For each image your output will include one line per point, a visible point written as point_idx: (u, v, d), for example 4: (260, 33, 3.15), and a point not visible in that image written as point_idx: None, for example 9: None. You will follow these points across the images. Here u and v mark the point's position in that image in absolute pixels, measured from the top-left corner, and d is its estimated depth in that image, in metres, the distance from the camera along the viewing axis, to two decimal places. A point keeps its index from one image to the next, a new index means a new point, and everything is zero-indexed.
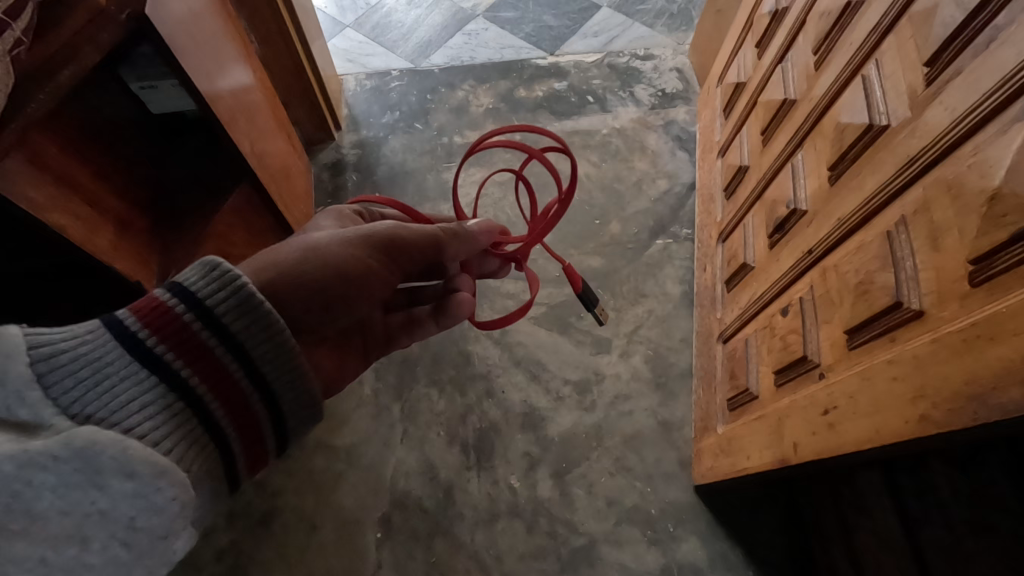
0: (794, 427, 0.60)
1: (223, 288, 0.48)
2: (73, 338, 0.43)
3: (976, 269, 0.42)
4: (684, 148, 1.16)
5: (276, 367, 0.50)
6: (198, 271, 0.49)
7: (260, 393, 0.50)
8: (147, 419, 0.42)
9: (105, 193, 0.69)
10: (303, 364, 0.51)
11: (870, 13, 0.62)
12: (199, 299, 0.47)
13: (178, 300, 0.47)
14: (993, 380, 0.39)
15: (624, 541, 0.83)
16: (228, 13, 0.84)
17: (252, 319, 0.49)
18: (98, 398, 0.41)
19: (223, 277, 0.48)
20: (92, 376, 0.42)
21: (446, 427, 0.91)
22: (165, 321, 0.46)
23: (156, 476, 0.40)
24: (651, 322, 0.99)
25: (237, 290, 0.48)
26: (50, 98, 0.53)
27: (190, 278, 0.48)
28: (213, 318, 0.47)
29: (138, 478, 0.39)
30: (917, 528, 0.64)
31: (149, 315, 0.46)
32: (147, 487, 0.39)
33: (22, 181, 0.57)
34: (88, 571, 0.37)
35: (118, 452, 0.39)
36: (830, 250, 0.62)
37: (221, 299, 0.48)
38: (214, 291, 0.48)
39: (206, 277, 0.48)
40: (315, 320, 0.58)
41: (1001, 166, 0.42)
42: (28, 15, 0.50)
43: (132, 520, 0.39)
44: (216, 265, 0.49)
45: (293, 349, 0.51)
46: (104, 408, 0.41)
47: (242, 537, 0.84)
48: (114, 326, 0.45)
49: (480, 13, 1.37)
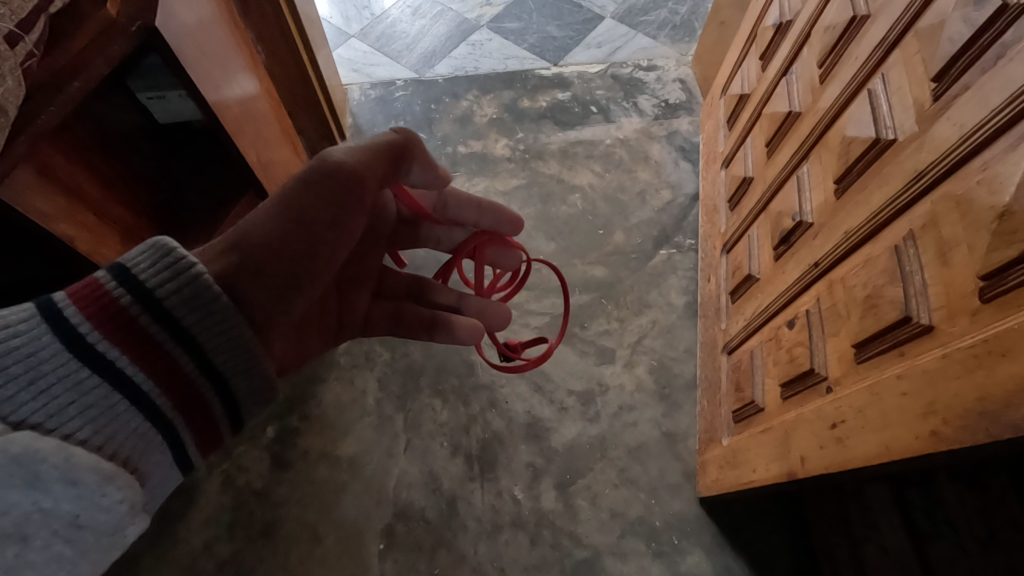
0: (802, 440, 0.59)
1: (173, 276, 0.44)
2: (3, 328, 0.37)
3: (986, 284, 0.42)
4: (688, 158, 1.17)
5: (229, 356, 0.47)
6: (145, 252, 0.44)
7: (208, 380, 0.46)
8: (88, 423, 0.39)
9: (112, 202, 0.69)
10: (257, 349, 0.48)
11: (876, 28, 0.62)
12: (145, 288, 0.43)
13: (120, 286, 0.42)
14: (1006, 398, 0.38)
15: (628, 553, 0.83)
16: (234, 23, 0.85)
17: (205, 309, 0.45)
18: (33, 399, 0.37)
19: (173, 265, 0.44)
20: (27, 373, 0.37)
21: (449, 438, 0.91)
22: (104, 310, 0.41)
23: (102, 482, 0.38)
24: (655, 332, 0.99)
25: (187, 279, 0.44)
26: (60, 109, 0.53)
27: (139, 261, 0.44)
28: (161, 308, 0.43)
29: (83, 485, 0.37)
30: (926, 544, 0.63)
31: (90, 302, 0.41)
32: (92, 492, 0.37)
33: (29, 190, 0.57)
34: (29, 570, 0.35)
35: (62, 460, 0.36)
36: (837, 264, 0.62)
37: (169, 289, 0.44)
38: (161, 279, 0.44)
39: (156, 263, 0.44)
40: (267, 301, 0.50)
41: (1011, 183, 0.42)
42: (40, 29, 0.51)
43: (76, 518, 0.37)
44: (168, 249, 0.44)
45: (248, 337, 0.47)
46: (41, 411, 0.37)
47: (242, 548, 0.84)
48: (50, 313, 0.39)
49: (484, 23, 1.37)
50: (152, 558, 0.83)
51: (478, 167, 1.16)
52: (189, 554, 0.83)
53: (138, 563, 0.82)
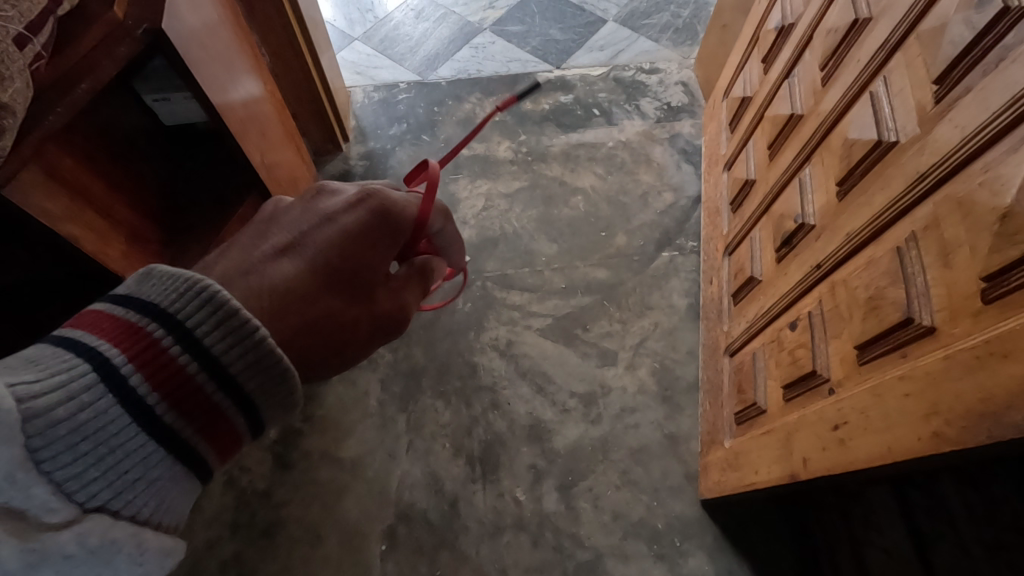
0: (805, 442, 0.60)
1: (233, 335, 0.37)
2: (67, 400, 0.31)
3: (988, 286, 0.42)
4: (690, 161, 1.17)
5: (277, 407, 0.39)
6: (196, 302, 0.36)
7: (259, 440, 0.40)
8: (153, 496, 0.34)
9: (119, 204, 0.70)
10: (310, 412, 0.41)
11: (876, 32, 0.63)
12: (195, 339, 0.36)
13: (165, 335, 0.35)
14: (1008, 398, 0.39)
15: (630, 555, 0.83)
16: (240, 26, 0.85)
17: (260, 364, 0.37)
18: (100, 476, 0.32)
19: (223, 314, 0.37)
20: (89, 444, 0.32)
21: (452, 439, 0.91)
22: (150, 360, 0.34)
23: (163, 558, 0.35)
24: (657, 334, 0.99)
25: (241, 331, 0.37)
26: (67, 111, 0.53)
27: (193, 314, 0.36)
28: (218, 370, 0.36)
29: (148, 563, 0.34)
30: (929, 547, 0.63)
31: (136, 351, 0.34)
32: (154, 569, 0.34)
33: (37, 191, 0.57)
34: None
35: (134, 546, 0.33)
36: (839, 265, 0.62)
37: (230, 350, 0.36)
38: (210, 329, 0.36)
39: (210, 317, 0.36)
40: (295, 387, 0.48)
41: (1013, 184, 0.42)
42: (48, 31, 0.52)
43: None
44: (224, 304, 0.37)
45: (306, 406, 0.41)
46: (108, 490, 0.33)
47: (245, 549, 0.84)
48: (98, 363, 0.33)
49: (487, 27, 1.38)
50: None
51: (481, 169, 1.16)
52: (192, 555, 0.83)
53: None
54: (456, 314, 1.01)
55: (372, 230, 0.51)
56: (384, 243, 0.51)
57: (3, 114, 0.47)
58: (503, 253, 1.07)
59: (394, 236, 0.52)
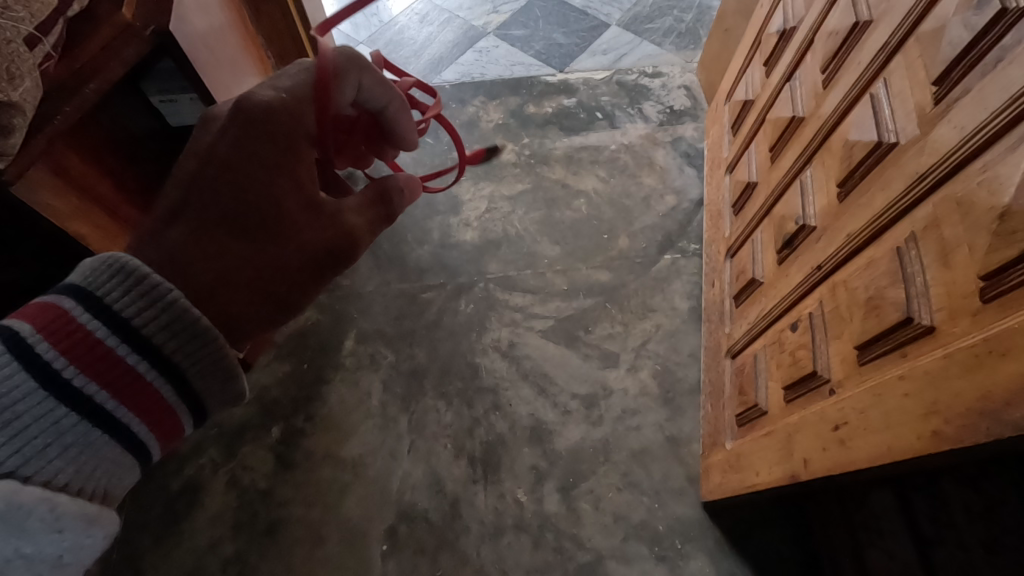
0: (804, 443, 0.60)
1: (150, 304, 0.40)
2: None
3: (987, 285, 0.42)
4: (693, 164, 1.17)
5: (201, 368, 0.42)
6: (111, 277, 0.40)
7: (184, 399, 0.42)
8: (66, 463, 0.37)
9: (124, 203, 0.72)
10: (236, 366, 0.44)
11: (876, 35, 0.63)
12: (115, 313, 0.39)
13: (86, 310, 0.39)
14: (1007, 396, 0.39)
15: (631, 557, 0.83)
16: (245, 31, 0.87)
17: (173, 324, 0.41)
18: (8, 441, 0.35)
19: (145, 287, 0.40)
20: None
21: (453, 440, 0.91)
22: (73, 339, 0.38)
23: (87, 524, 0.37)
24: (659, 336, 0.99)
25: (164, 304, 0.40)
26: (77, 109, 0.55)
27: (108, 287, 0.39)
28: (135, 336, 0.39)
29: (67, 530, 0.36)
30: (929, 548, 0.63)
31: (57, 332, 0.38)
32: (77, 534, 0.37)
33: (44, 189, 0.59)
34: None
35: (47, 511, 0.35)
36: (841, 266, 0.62)
37: (145, 316, 0.40)
38: (132, 302, 0.40)
39: (126, 289, 0.40)
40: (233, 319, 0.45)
41: (1011, 183, 0.42)
42: (58, 33, 0.52)
43: (60, 557, 0.36)
44: (140, 274, 0.40)
45: (233, 362, 0.43)
46: (18, 455, 0.35)
47: (247, 547, 0.84)
48: (21, 351, 0.36)
49: (491, 31, 1.39)
50: (156, 557, 0.83)
51: (484, 172, 1.16)
52: (193, 554, 0.84)
53: (143, 561, 0.83)
54: (458, 316, 1.01)
55: (265, 152, 0.48)
56: (284, 162, 0.49)
57: (13, 112, 0.48)
58: (506, 255, 1.07)
59: (291, 150, 0.49)
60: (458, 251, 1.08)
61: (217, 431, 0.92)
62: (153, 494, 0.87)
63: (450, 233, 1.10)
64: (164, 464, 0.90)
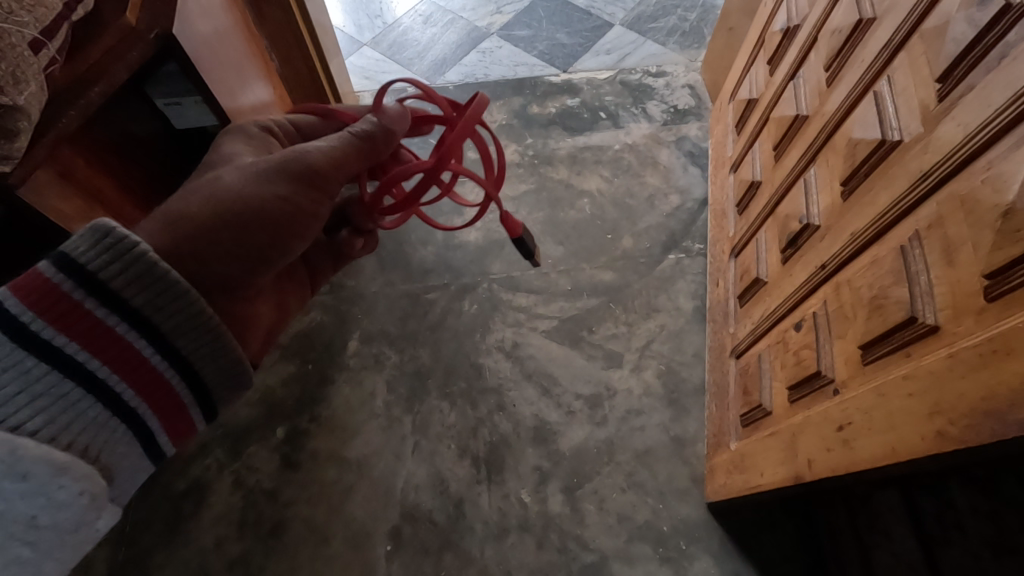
0: (809, 443, 0.59)
1: (115, 258, 0.45)
2: None
3: (991, 283, 0.42)
4: (697, 163, 1.17)
5: (175, 321, 0.48)
6: (85, 236, 0.44)
7: (164, 355, 0.47)
8: (38, 411, 0.40)
9: (127, 206, 0.73)
10: (212, 320, 0.49)
11: (881, 32, 0.62)
12: (89, 273, 0.44)
13: (65, 275, 0.43)
14: (1011, 396, 0.38)
15: (636, 558, 0.82)
16: (251, 33, 0.89)
17: (141, 279, 0.46)
18: None
19: (114, 245, 0.45)
20: None
21: (457, 440, 0.91)
22: (59, 305, 0.43)
23: (57, 474, 0.40)
24: (663, 337, 0.99)
25: (132, 260, 0.45)
26: (81, 112, 0.56)
27: (79, 246, 0.44)
28: (106, 290, 0.44)
29: (34, 478, 0.39)
30: (937, 551, 0.62)
31: (31, 292, 0.42)
32: (46, 485, 0.39)
33: (50, 192, 0.60)
34: None
35: (8, 454, 0.38)
36: (844, 265, 0.61)
37: (113, 271, 0.45)
38: (106, 263, 0.44)
39: (96, 246, 0.44)
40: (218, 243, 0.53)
41: (1014, 181, 0.42)
42: (62, 36, 0.53)
43: (34, 518, 0.39)
44: (109, 230, 0.45)
45: (207, 315, 0.49)
46: None
47: (253, 547, 0.84)
48: None
49: (495, 31, 1.39)
50: (162, 557, 0.84)
51: None
52: (199, 554, 0.84)
53: (150, 562, 0.83)
54: (462, 316, 1.01)
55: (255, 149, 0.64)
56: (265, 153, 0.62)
57: (18, 116, 0.49)
58: (509, 255, 1.07)
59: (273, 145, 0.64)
60: (462, 251, 1.08)
61: (223, 431, 0.92)
62: (159, 493, 0.88)
63: (454, 234, 1.10)
64: (171, 464, 0.90)
